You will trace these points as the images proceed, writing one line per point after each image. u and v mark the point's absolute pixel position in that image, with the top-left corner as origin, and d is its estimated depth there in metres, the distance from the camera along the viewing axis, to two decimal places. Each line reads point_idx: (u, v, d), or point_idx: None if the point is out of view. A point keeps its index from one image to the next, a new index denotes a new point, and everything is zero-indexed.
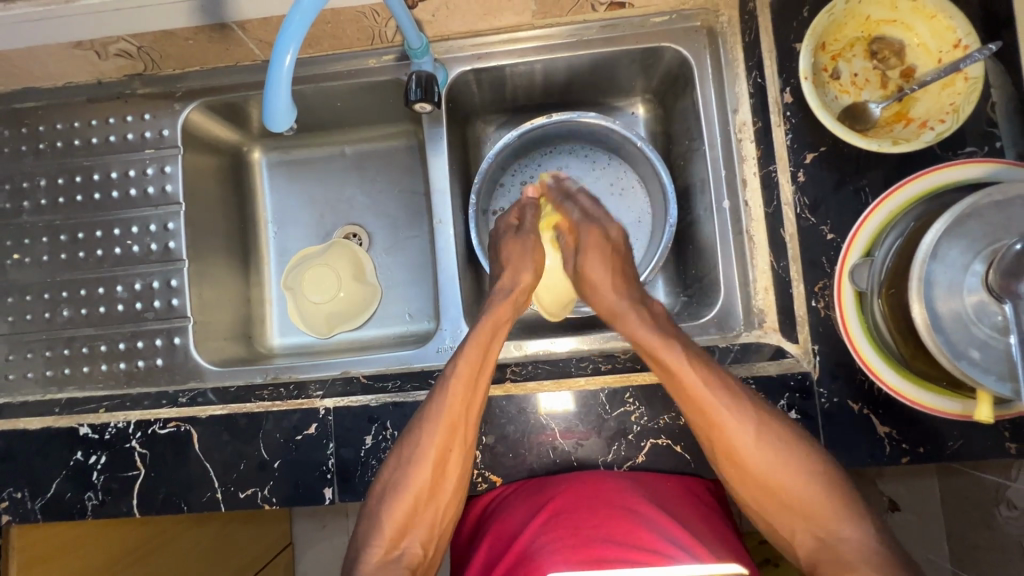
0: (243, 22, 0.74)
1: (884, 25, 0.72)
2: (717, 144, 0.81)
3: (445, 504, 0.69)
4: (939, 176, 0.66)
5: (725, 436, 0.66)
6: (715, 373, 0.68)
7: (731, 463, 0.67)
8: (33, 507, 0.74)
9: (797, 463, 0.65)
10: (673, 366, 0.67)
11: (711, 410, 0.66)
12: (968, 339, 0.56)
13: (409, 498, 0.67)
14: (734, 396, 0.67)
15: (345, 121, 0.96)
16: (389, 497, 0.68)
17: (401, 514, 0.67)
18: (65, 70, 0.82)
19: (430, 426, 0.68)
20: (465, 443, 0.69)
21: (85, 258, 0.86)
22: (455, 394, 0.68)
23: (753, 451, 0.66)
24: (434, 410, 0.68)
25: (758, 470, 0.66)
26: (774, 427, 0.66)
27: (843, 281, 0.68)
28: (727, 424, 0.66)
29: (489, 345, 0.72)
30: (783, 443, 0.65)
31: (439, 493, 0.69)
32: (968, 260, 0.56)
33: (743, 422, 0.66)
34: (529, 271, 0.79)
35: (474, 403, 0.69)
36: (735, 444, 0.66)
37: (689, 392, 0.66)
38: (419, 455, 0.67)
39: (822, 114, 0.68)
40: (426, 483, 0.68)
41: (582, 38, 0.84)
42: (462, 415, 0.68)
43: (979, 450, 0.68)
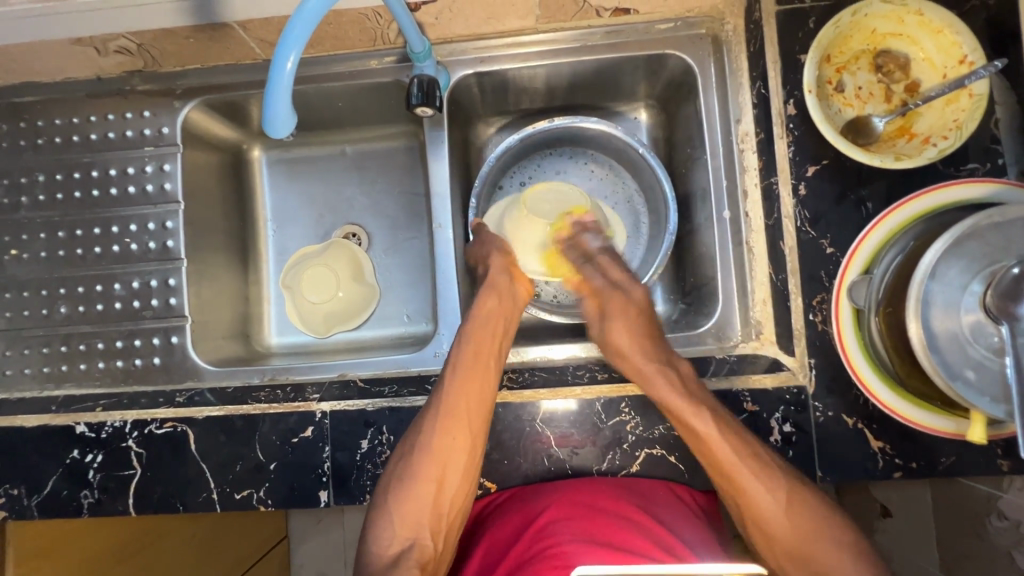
0: (244, 21, 0.73)
1: (889, 39, 0.72)
2: (719, 154, 0.81)
3: (455, 496, 0.70)
4: (941, 195, 0.66)
5: (749, 498, 0.67)
6: (744, 439, 0.68)
7: (755, 525, 0.68)
8: (29, 504, 0.75)
9: (815, 527, 0.66)
10: (704, 436, 0.67)
11: (737, 472, 0.66)
12: (963, 359, 0.56)
13: (416, 487, 0.68)
14: (760, 461, 0.67)
15: (346, 121, 0.95)
16: (397, 486, 0.69)
17: (409, 505, 0.68)
18: (63, 65, 0.81)
19: (432, 417, 0.70)
20: (472, 434, 0.69)
21: (83, 255, 0.86)
22: (456, 385, 0.70)
23: (779, 519, 0.66)
24: (436, 401, 0.70)
25: (784, 538, 0.67)
26: (804, 498, 0.66)
27: (841, 297, 0.69)
28: (747, 480, 0.66)
29: (489, 339, 0.74)
30: (810, 511, 0.66)
31: (447, 485, 0.69)
32: (966, 279, 0.56)
33: (772, 491, 0.66)
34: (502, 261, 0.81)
35: (477, 394, 0.70)
36: (756, 503, 0.66)
37: (715, 456, 0.66)
38: (424, 445, 0.69)
39: (824, 129, 0.68)
40: (433, 474, 0.68)
41: (586, 43, 0.83)
42: (464, 406, 0.69)
43: (972, 467, 0.68)
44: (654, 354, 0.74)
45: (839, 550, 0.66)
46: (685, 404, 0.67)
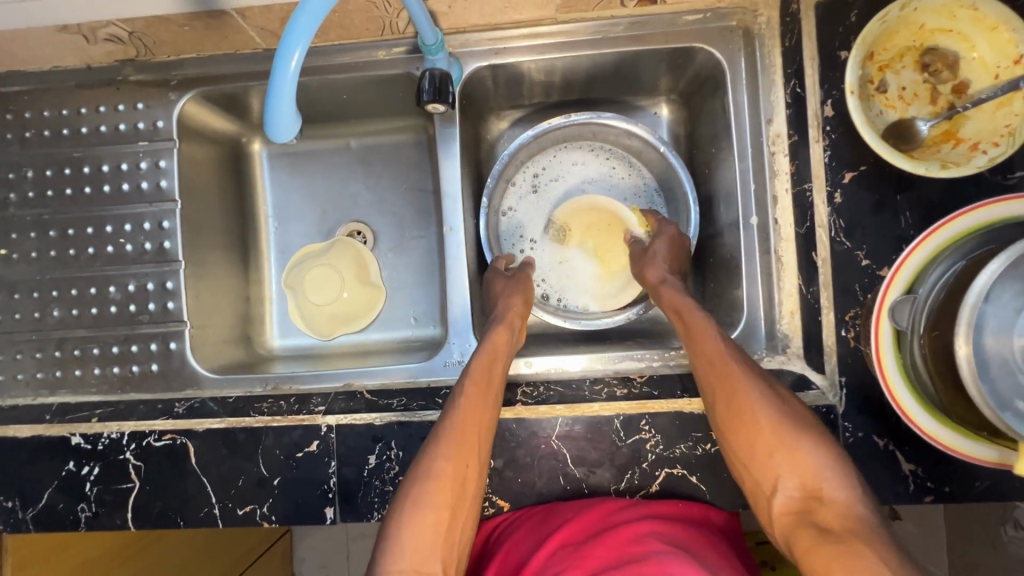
0: (243, 9, 0.68)
1: (938, 35, 0.66)
2: (748, 155, 0.76)
3: (463, 530, 0.61)
4: (996, 210, 0.60)
5: (741, 404, 0.60)
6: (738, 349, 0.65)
7: (741, 437, 0.60)
8: (24, 516, 0.72)
9: (801, 436, 0.58)
10: (699, 328, 0.67)
11: (727, 367, 0.62)
12: (1014, 388, 0.52)
13: (429, 508, 0.59)
14: (752, 368, 0.63)
15: (351, 114, 0.91)
16: (408, 508, 0.59)
17: (421, 538, 0.57)
18: (51, 53, 0.76)
19: (445, 439, 0.62)
20: (479, 460, 0.63)
21: (76, 256, 0.82)
22: (468, 405, 0.64)
23: (761, 416, 0.59)
24: (450, 423, 0.63)
25: (768, 443, 0.58)
26: (791, 405, 0.61)
27: (881, 318, 0.63)
28: (740, 384, 0.61)
29: (496, 363, 0.70)
30: (800, 427, 0.58)
31: (458, 518, 0.60)
32: (1022, 303, 0.52)
33: (760, 398, 0.60)
34: (517, 299, 0.77)
35: (485, 418, 0.65)
36: (747, 408, 0.60)
37: (709, 352, 0.64)
38: (439, 470, 0.60)
39: (866, 133, 0.63)
40: (446, 503, 0.60)
41: (607, 35, 0.78)
42: (476, 429, 0.64)
43: (1008, 492, 0.65)
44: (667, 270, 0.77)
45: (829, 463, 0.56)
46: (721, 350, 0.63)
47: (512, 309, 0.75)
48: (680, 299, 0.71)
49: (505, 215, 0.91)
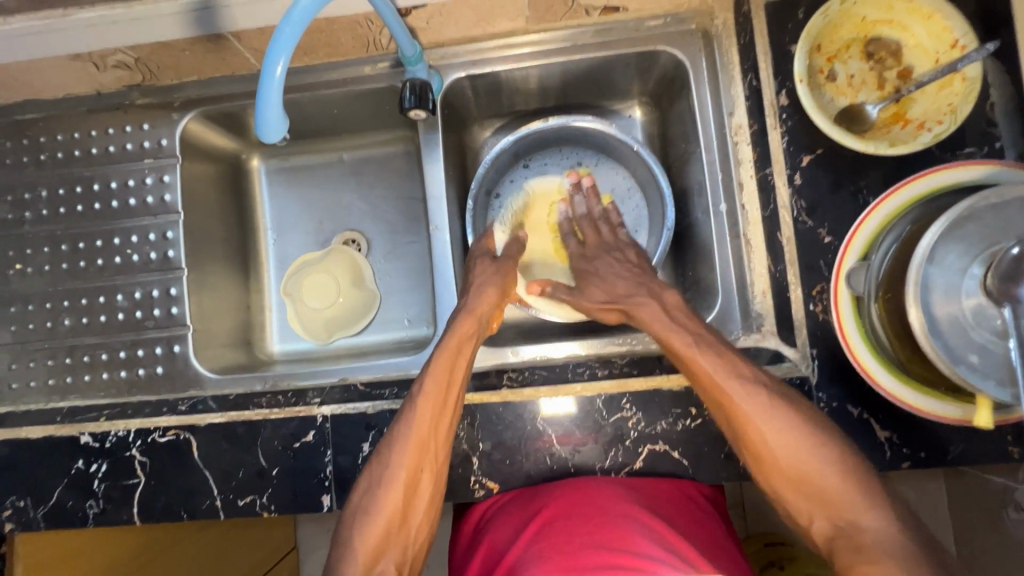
0: (239, 32, 0.74)
1: (880, 26, 0.72)
2: (714, 147, 0.81)
3: (419, 529, 0.66)
4: (939, 178, 0.65)
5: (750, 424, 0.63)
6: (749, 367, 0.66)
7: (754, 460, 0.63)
8: (36, 515, 0.75)
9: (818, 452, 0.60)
10: (696, 366, 0.66)
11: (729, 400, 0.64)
12: (966, 343, 0.55)
13: (382, 513, 0.64)
14: (756, 387, 0.64)
15: (342, 129, 0.96)
16: (363, 511, 0.65)
17: (375, 534, 0.63)
18: (64, 81, 0.83)
19: (400, 442, 0.66)
20: (437, 461, 0.67)
21: (86, 268, 0.87)
22: (423, 412, 0.67)
23: (775, 438, 0.61)
24: (404, 427, 0.67)
25: (789, 466, 0.61)
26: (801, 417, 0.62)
27: (839, 286, 0.68)
28: (746, 408, 0.63)
29: (457, 368, 0.70)
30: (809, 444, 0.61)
31: (413, 514, 0.65)
32: (966, 263, 0.55)
33: (761, 412, 0.62)
34: (492, 291, 0.77)
35: (444, 421, 0.68)
36: (760, 436, 0.62)
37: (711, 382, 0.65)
38: (390, 472, 0.65)
39: (816, 116, 0.68)
40: (397, 505, 0.65)
41: (576, 43, 0.84)
42: (430, 432, 0.67)
43: (980, 454, 0.67)
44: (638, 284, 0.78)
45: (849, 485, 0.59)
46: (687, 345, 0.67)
47: (484, 301, 0.76)
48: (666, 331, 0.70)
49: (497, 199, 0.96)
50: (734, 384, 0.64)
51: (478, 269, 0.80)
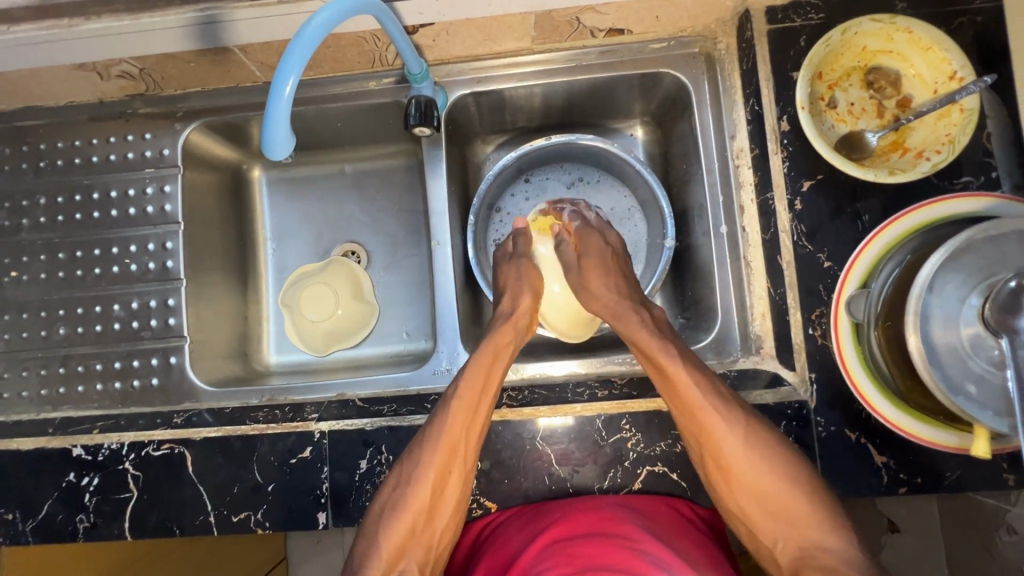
0: (245, 46, 0.74)
1: (880, 55, 0.73)
2: (715, 169, 0.82)
3: (444, 530, 0.69)
4: (940, 209, 0.66)
5: (711, 434, 0.66)
6: (704, 374, 0.69)
7: (711, 459, 0.67)
8: (24, 528, 0.74)
9: (771, 462, 0.66)
10: (672, 373, 0.68)
11: (702, 412, 0.66)
12: (964, 373, 0.55)
13: (408, 518, 0.67)
14: (721, 398, 0.67)
15: (344, 141, 0.96)
16: (388, 517, 0.67)
17: (399, 537, 0.66)
18: (67, 90, 0.83)
19: (429, 447, 0.68)
20: (464, 467, 0.69)
21: (83, 277, 0.86)
22: (455, 417, 0.68)
23: (733, 444, 0.66)
24: (435, 432, 0.68)
25: (743, 477, 0.67)
26: (759, 432, 0.67)
27: (839, 312, 0.69)
28: (711, 421, 0.66)
29: (492, 371, 0.72)
30: (761, 441, 0.66)
31: (438, 517, 0.68)
32: (964, 293, 0.56)
33: (714, 408, 0.66)
34: (528, 296, 0.80)
35: (475, 428, 0.69)
36: (714, 437, 0.66)
37: (688, 401, 0.67)
38: (419, 475, 0.67)
39: (818, 144, 0.68)
40: (423, 507, 0.67)
41: (580, 63, 0.84)
42: (462, 437, 0.68)
43: (975, 480, 0.68)
44: (624, 301, 0.78)
45: (796, 488, 0.65)
46: (653, 341, 0.71)
47: (522, 309, 0.79)
48: (642, 333, 0.73)
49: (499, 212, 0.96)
50: (691, 383, 0.67)
51: (505, 272, 0.83)
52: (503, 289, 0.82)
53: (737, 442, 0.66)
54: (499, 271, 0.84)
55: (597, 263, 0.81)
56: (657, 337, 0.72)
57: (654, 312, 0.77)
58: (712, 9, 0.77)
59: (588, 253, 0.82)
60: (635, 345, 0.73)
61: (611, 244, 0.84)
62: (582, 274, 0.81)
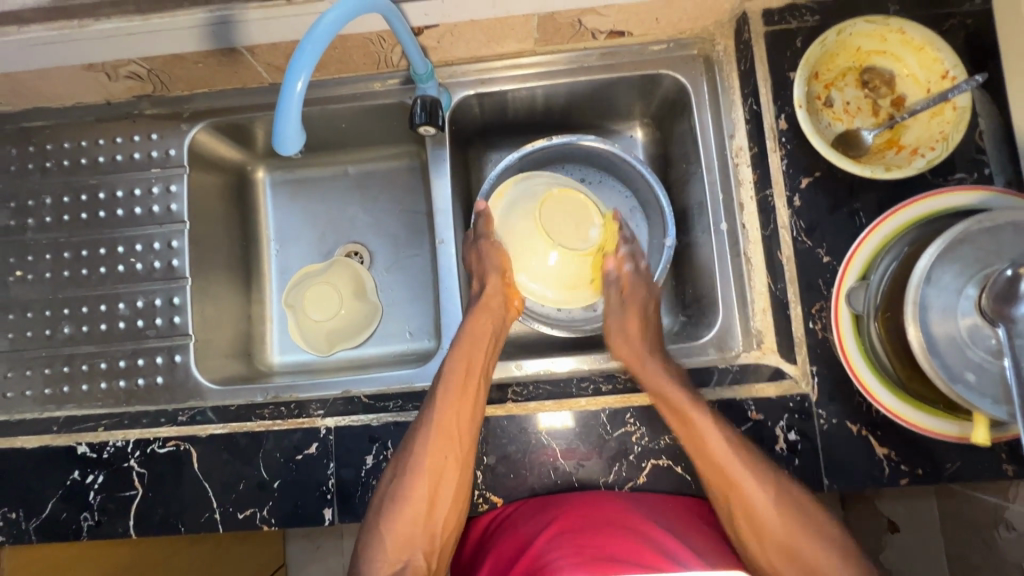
0: (253, 47, 0.75)
1: (874, 56, 0.75)
2: (715, 168, 0.84)
3: (445, 518, 0.70)
4: (933, 202, 0.68)
5: (742, 490, 0.67)
6: (733, 434, 0.69)
7: (743, 517, 0.67)
8: (28, 527, 0.74)
9: (806, 524, 0.66)
10: (698, 427, 0.68)
11: (731, 468, 0.67)
12: (963, 362, 0.56)
13: (407, 507, 0.68)
14: (747, 455, 0.67)
15: (348, 143, 0.97)
16: (389, 507, 0.68)
17: (401, 526, 0.68)
18: (74, 90, 0.83)
19: (424, 434, 0.70)
20: (461, 453, 0.70)
21: (89, 276, 0.87)
22: (445, 404, 0.70)
23: (768, 506, 0.66)
24: (427, 418, 0.70)
25: (778, 530, 0.66)
26: (786, 485, 0.67)
27: (839, 304, 0.70)
28: (744, 480, 0.66)
29: (476, 356, 0.74)
30: (788, 496, 0.66)
31: (438, 507, 0.69)
32: (961, 284, 0.57)
33: (745, 467, 0.67)
34: (495, 275, 0.81)
35: (467, 414, 0.70)
36: (748, 499, 0.66)
37: (710, 450, 0.67)
38: (415, 463, 0.69)
39: (816, 141, 0.70)
40: (423, 496, 0.68)
41: (582, 64, 0.86)
42: (454, 423, 0.70)
43: (974, 471, 0.69)
44: (649, 351, 0.77)
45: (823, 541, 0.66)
46: (680, 395, 0.69)
47: (496, 289, 0.81)
48: (662, 382, 0.71)
49: None
50: (718, 439, 0.67)
51: (472, 252, 0.84)
52: (472, 269, 0.84)
53: (771, 502, 0.66)
54: (466, 255, 0.86)
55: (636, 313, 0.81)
56: (682, 391, 0.70)
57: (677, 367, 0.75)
58: (710, 12, 0.79)
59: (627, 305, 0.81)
60: (658, 396, 0.71)
61: (656, 298, 0.83)
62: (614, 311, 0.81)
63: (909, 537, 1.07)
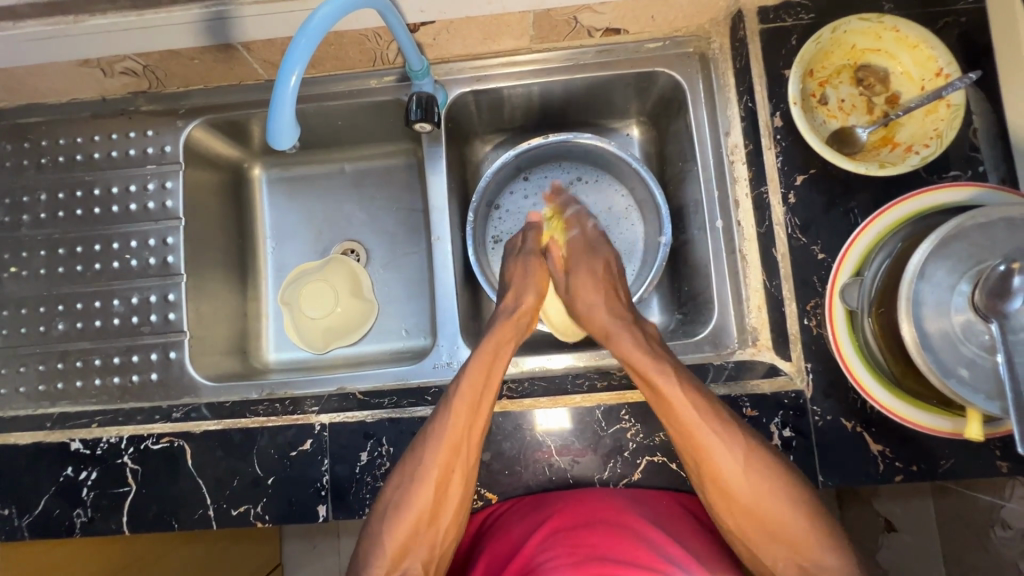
0: (249, 43, 0.75)
1: (869, 54, 0.75)
2: (710, 166, 0.84)
3: (446, 529, 0.68)
4: (927, 199, 0.68)
5: (707, 451, 0.66)
6: (706, 396, 0.68)
7: (713, 484, 0.66)
8: (20, 524, 0.74)
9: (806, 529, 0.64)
10: (666, 395, 0.67)
11: (698, 433, 0.66)
12: (956, 357, 0.56)
13: (410, 516, 0.66)
14: (721, 419, 0.66)
15: (344, 140, 0.97)
16: (391, 515, 0.67)
17: (402, 535, 0.66)
18: (70, 86, 0.83)
19: (432, 445, 0.68)
20: (467, 464, 0.69)
21: (83, 272, 0.87)
22: (457, 415, 0.68)
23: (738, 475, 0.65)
24: (436, 429, 0.69)
25: (737, 491, 0.65)
26: (764, 455, 0.65)
27: (834, 301, 0.70)
28: (711, 447, 0.65)
29: (493, 368, 0.73)
30: (764, 470, 0.65)
31: (440, 517, 0.68)
32: (954, 280, 0.57)
33: (715, 429, 0.66)
34: (532, 295, 0.82)
35: (477, 426, 0.69)
36: (717, 465, 0.65)
37: (681, 417, 0.66)
38: (422, 472, 0.67)
39: (810, 138, 0.70)
40: (427, 506, 0.67)
41: (578, 62, 0.86)
42: (464, 435, 0.68)
43: (969, 467, 0.69)
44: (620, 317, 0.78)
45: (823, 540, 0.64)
46: (648, 360, 0.70)
47: (528, 305, 0.81)
48: (637, 355, 0.71)
49: (498, 209, 0.97)
50: (688, 407, 0.66)
51: (513, 270, 0.85)
52: (509, 284, 0.84)
53: (739, 468, 0.65)
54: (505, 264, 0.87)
55: (587, 276, 0.83)
56: (649, 355, 0.71)
57: (649, 331, 0.77)
58: (705, 10, 0.80)
59: (576, 272, 0.84)
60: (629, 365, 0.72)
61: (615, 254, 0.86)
62: (569, 283, 0.84)
63: (905, 536, 1.07)
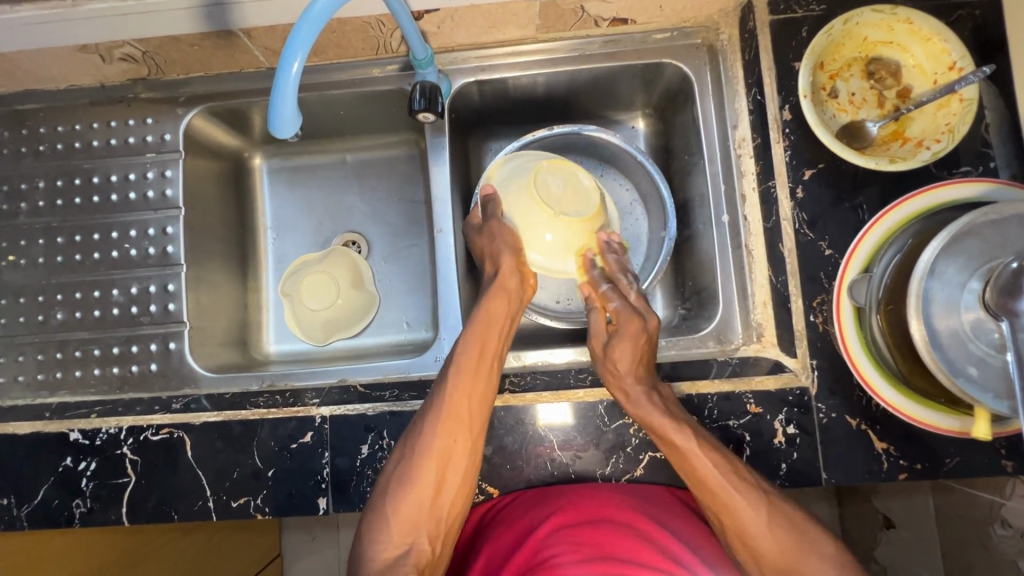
0: (250, 29, 0.74)
1: (881, 46, 0.74)
2: (717, 159, 0.83)
3: (452, 504, 0.67)
4: (940, 195, 0.68)
5: (733, 512, 0.63)
6: (721, 453, 0.66)
7: (742, 545, 0.63)
8: (19, 514, 0.73)
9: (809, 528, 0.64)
10: (684, 450, 0.65)
11: (720, 490, 0.64)
12: (965, 356, 0.55)
13: (414, 488, 0.66)
14: (740, 473, 0.65)
15: (346, 130, 0.96)
16: (394, 489, 0.66)
17: (408, 507, 0.66)
18: (67, 72, 0.82)
19: (432, 417, 0.68)
20: (471, 435, 0.68)
21: (82, 261, 0.86)
22: (457, 384, 0.68)
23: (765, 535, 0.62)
24: (437, 400, 0.68)
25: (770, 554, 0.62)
26: (781, 506, 0.64)
27: (841, 296, 0.69)
28: (735, 502, 0.63)
29: (493, 335, 0.72)
30: (784, 519, 0.63)
31: (446, 491, 0.67)
32: (965, 277, 0.56)
33: (734, 488, 0.63)
34: (511, 256, 0.75)
35: (477, 396, 0.69)
36: (747, 525, 0.63)
37: (702, 476, 0.64)
38: (422, 446, 0.67)
39: (820, 131, 0.69)
40: (431, 478, 0.66)
41: (583, 52, 0.85)
42: (465, 405, 0.68)
43: (973, 466, 0.69)
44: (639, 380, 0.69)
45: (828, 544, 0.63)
46: (665, 421, 0.66)
47: (510, 271, 0.74)
48: (658, 418, 0.66)
49: None
50: (709, 466, 0.64)
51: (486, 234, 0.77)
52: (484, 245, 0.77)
53: (767, 524, 0.62)
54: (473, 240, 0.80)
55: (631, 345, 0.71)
56: (666, 416, 0.67)
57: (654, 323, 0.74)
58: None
59: (622, 336, 0.72)
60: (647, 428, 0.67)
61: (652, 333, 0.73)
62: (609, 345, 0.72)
63: (905, 533, 1.07)
